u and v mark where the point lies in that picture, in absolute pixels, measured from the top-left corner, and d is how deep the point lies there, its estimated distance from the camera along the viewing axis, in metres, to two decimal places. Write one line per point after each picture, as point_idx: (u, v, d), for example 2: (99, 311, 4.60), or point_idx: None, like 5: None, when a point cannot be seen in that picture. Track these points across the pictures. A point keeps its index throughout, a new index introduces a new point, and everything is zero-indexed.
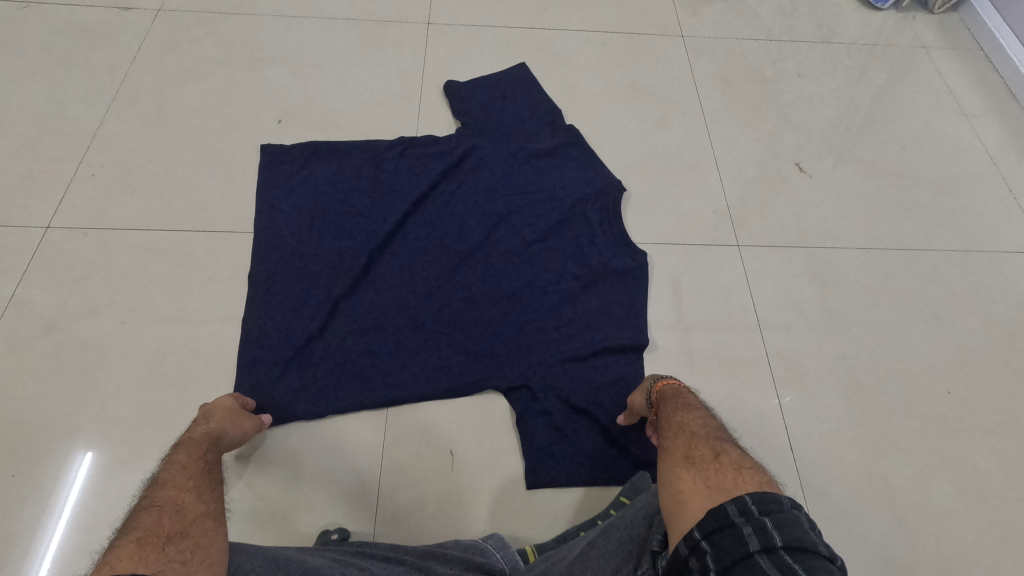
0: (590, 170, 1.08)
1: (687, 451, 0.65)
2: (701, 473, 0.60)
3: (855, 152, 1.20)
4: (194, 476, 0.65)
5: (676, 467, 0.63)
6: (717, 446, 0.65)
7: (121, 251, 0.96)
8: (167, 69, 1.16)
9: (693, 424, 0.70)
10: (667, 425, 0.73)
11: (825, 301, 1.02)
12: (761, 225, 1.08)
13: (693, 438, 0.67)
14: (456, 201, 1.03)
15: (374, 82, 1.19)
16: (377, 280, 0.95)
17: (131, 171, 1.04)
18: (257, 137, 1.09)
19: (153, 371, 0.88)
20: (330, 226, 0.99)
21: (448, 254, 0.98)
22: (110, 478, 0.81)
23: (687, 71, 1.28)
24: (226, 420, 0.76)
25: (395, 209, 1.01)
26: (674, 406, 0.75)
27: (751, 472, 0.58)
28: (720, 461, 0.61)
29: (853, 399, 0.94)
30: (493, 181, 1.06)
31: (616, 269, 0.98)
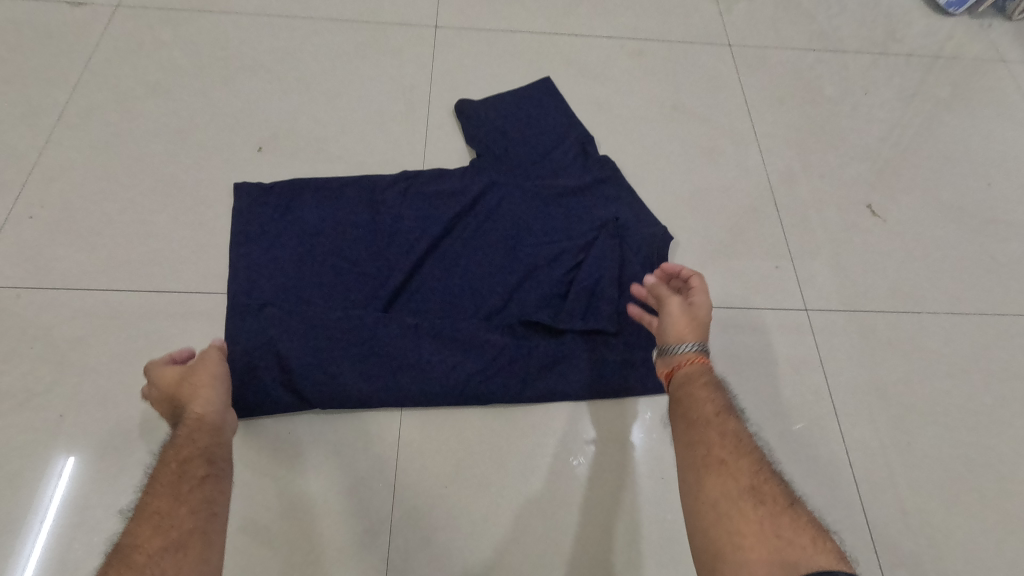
0: (631, 213, 0.90)
1: (752, 479, 0.53)
2: (770, 517, 0.49)
3: (933, 189, 1.03)
4: (178, 470, 0.55)
5: (736, 497, 0.51)
6: (782, 485, 0.53)
7: (64, 317, 0.79)
8: (125, 82, 0.97)
9: (746, 439, 0.57)
10: (706, 426, 0.58)
11: (911, 377, 0.86)
12: (831, 283, 0.92)
13: (754, 461, 0.54)
14: (471, 253, 0.86)
15: (372, 99, 1.00)
16: (379, 356, 0.78)
17: (78, 212, 0.86)
18: (232, 170, 0.91)
19: (103, 472, 0.72)
20: (320, 286, 0.82)
21: (464, 321, 0.81)
22: (86, 520, 0.69)
23: (737, 89, 1.10)
24: (208, 375, 0.65)
25: (400, 264, 0.83)
26: (719, 406, 0.60)
27: (827, 541, 0.47)
28: (795, 512, 0.50)
29: (953, 504, 0.78)
30: (515, 226, 0.88)
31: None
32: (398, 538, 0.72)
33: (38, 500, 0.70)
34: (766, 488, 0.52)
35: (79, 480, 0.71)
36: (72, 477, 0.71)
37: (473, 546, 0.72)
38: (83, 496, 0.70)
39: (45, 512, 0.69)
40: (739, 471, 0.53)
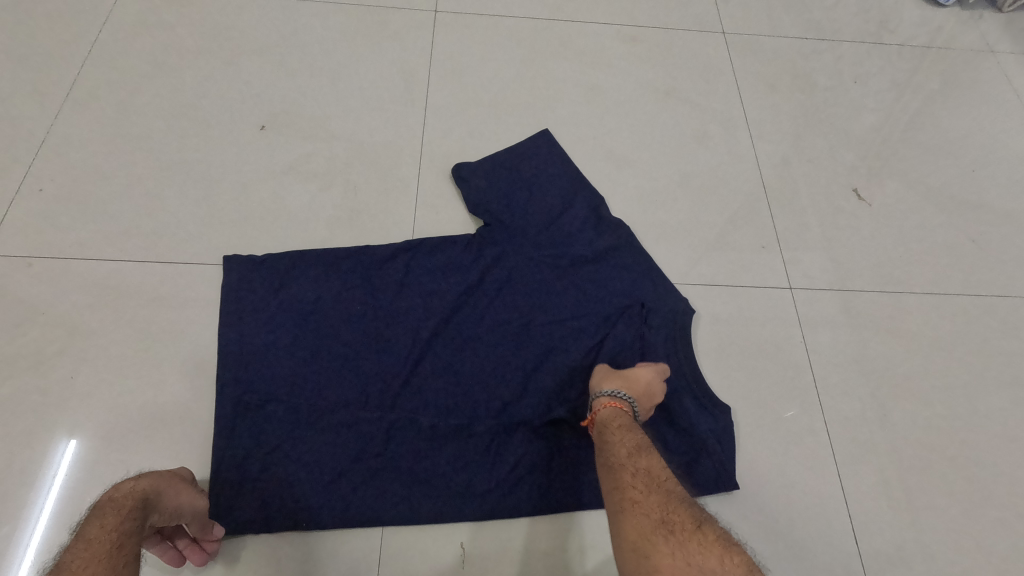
0: (647, 287, 0.86)
1: (662, 510, 0.56)
2: (681, 544, 0.52)
3: (918, 176, 1.06)
4: (101, 544, 0.51)
5: (650, 534, 0.54)
6: (694, 508, 0.57)
7: (72, 286, 0.82)
8: (132, 60, 0.99)
9: (660, 471, 0.62)
10: (630, 467, 0.62)
11: (891, 355, 0.89)
12: (817, 264, 0.94)
13: (666, 491, 0.59)
14: (481, 336, 0.81)
15: (373, 81, 1.03)
16: (387, 459, 0.73)
17: (85, 186, 0.89)
18: (237, 146, 0.94)
19: (109, 430, 0.75)
20: (319, 375, 0.77)
21: (477, 416, 0.76)
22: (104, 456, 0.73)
23: (730, 76, 1.13)
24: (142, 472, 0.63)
25: (405, 353, 0.79)
26: (634, 443, 0.66)
27: (737, 554, 0.51)
28: (704, 532, 0.53)
29: (926, 474, 0.82)
30: (527, 305, 0.83)
31: (687, 431, 0.79)
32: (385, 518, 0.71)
33: (47, 456, 0.73)
34: (677, 515, 0.55)
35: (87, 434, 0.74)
36: (81, 437, 0.74)
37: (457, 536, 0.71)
38: (89, 454, 0.73)
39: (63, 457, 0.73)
40: (651, 507, 0.57)
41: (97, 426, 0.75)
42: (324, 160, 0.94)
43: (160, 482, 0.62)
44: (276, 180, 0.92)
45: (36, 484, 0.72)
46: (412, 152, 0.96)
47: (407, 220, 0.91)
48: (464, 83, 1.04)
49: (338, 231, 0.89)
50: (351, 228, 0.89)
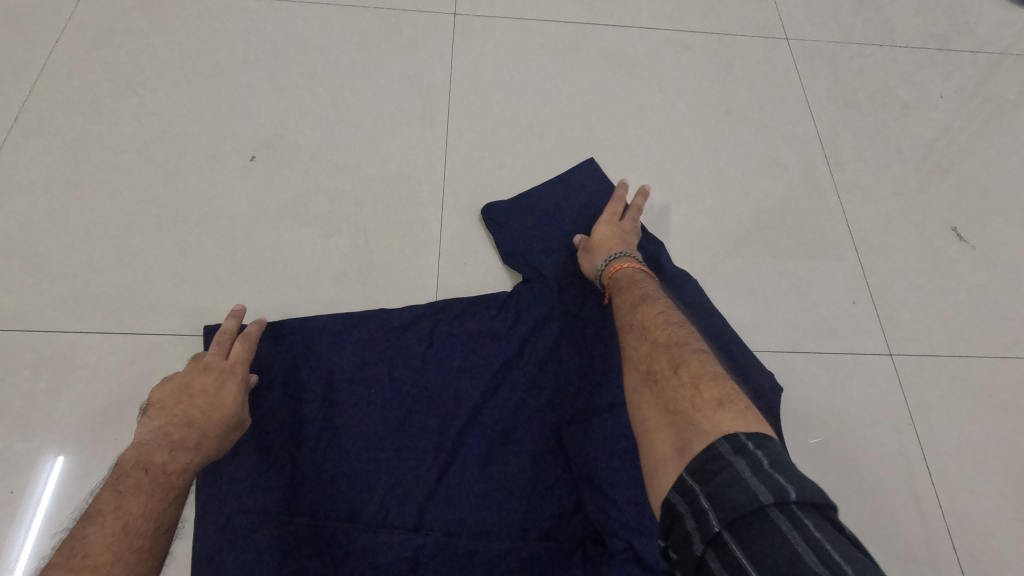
0: (725, 362, 0.69)
1: (649, 366, 0.54)
2: (661, 396, 0.50)
3: (1022, 209, 0.90)
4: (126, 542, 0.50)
5: (637, 387, 0.54)
6: (686, 348, 0.53)
7: (21, 363, 0.66)
8: (95, 75, 0.83)
9: (656, 318, 0.58)
10: (625, 325, 0.60)
11: (1014, 435, 0.74)
12: (918, 321, 0.79)
13: (658, 339, 0.55)
14: (526, 428, 0.65)
15: (383, 99, 0.86)
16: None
17: (39, 232, 0.73)
18: (221, 181, 0.78)
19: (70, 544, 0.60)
20: (324, 489, 0.61)
21: (526, 536, 0.61)
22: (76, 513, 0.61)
23: (798, 91, 0.97)
24: (207, 425, 0.58)
25: (431, 454, 0.63)
26: (633, 298, 0.62)
27: (714, 391, 0.48)
28: (681, 376, 0.50)
29: None
30: (579, 386, 0.67)
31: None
32: None
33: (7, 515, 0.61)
34: (660, 361, 0.53)
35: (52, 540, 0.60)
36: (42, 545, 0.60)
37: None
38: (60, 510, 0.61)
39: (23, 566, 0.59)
40: (640, 363, 0.55)
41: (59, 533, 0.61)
42: (329, 198, 0.78)
43: (219, 450, 0.58)
44: (271, 224, 0.76)
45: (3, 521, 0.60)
46: (433, 187, 0.81)
47: (431, 274, 0.75)
48: (493, 101, 0.88)
49: (347, 289, 0.73)
50: (363, 285, 0.74)
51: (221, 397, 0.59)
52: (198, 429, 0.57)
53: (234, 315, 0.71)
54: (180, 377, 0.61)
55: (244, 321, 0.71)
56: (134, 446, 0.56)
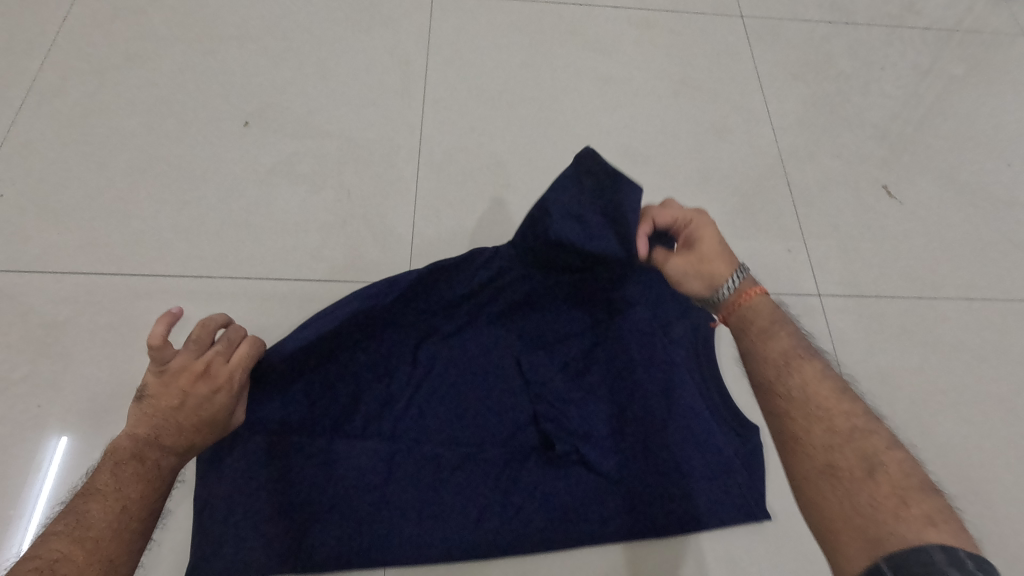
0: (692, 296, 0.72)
1: (828, 453, 0.49)
2: (852, 496, 0.47)
3: (948, 169, 0.99)
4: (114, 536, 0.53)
5: (814, 477, 0.49)
6: (872, 438, 0.49)
7: (37, 303, 0.74)
8: (100, 50, 0.91)
9: (823, 391, 0.53)
10: (789, 388, 0.53)
11: (924, 366, 0.83)
12: (845, 267, 0.88)
13: (834, 423, 0.51)
14: (487, 358, 0.71)
15: (364, 71, 0.94)
16: (390, 496, 0.67)
17: (50, 192, 0.81)
18: (215, 144, 0.86)
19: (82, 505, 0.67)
20: (304, 404, 0.66)
21: (484, 443, 0.69)
22: (92, 430, 0.70)
23: (748, 64, 1.05)
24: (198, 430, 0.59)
25: (403, 376, 0.70)
26: (779, 346, 0.56)
27: (920, 503, 0.45)
28: (879, 478, 0.47)
29: (964, 495, 0.76)
30: (541, 320, 0.71)
31: (711, 457, 0.71)
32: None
33: (32, 431, 0.69)
34: (846, 455, 0.49)
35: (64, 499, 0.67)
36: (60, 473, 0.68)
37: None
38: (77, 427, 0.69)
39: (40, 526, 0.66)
40: (814, 446, 0.50)
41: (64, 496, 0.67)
42: (314, 160, 0.86)
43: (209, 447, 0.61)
44: (262, 182, 0.84)
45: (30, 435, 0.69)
46: (408, 149, 0.89)
47: (406, 226, 0.84)
48: (464, 74, 0.96)
49: (331, 238, 0.82)
50: (345, 236, 0.82)
51: (213, 408, 0.59)
52: (192, 435, 0.59)
53: (229, 261, 0.79)
54: (179, 372, 0.60)
55: (238, 265, 0.79)
56: (129, 436, 0.58)
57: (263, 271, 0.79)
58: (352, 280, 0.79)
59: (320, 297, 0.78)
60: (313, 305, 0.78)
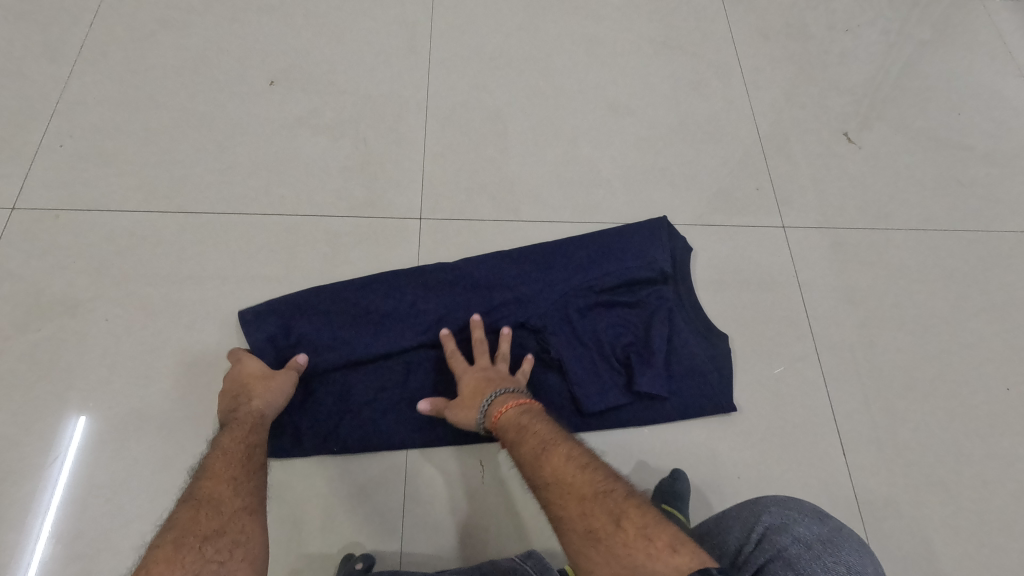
0: (663, 242, 0.88)
1: (586, 521, 0.55)
2: (611, 551, 0.52)
3: (903, 116, 1.09)
4: (229, 466, 0.62)
5: (583, 547, 0.54)
6: (613, 493, 0.56)
7: (99, 236, 0.86)
8: (139, 19, 1.01)
9: (570, 467, 0.59)
10: (542, 477, 0.60)
11: (876, 285, 0.94)
12: (807, 203, 0.99)
13: (583, 495, 0.57)
14: (500, 281, 0.84)
15: (375, 36, 1.05)
16: (409, 392, 0.78)
17: (103, 143, 0.91)
18: (246, 100, 0.97)
19: (118, 488, 0.74)
20: (344, 324, 0.80)
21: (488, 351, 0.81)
22: (154, 342, 0.81)
23: (724, 26, 1.15)
24: (269, 408, 0.71)
25: (425, 302, 0.82)
26: (540, 436, 0.63)
27: (666, 532, 0.53)
28: (625, 526, 0.53)
29: (908, 392, 0.87)
30: (539, 250, 0.86)
31: (687, 359, 0.83)
32: (416, 479, 0.76)
33: (102, 343, 0.81)
34: (597, 517, 0.55)
35: (103, 480, 0.75)
36: (123, 392, 0.79)
37: (471, 478, 0.77)
38: (141, 339, 0.81)
39: (76, 505, 0.73)
40: (574, 520, 0.56)
41: (89, 474, 0.75)
42: (333, 114, 0.97)
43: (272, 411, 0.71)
44: (288, 133, 0.95)
45: (102, 344, 0.81)
46: (417, 103, 0.99)
47: (417, 169, 0.94)
48: (466, 37, 1.06)
49: (351, 180, 0.92)
50: (363, 177, 0.93)
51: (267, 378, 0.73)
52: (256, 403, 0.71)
53: (262, 200, 0.90)
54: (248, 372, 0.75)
55: (271, 203, 0.90)
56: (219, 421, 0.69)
57: (293, 208, 0.90)
58: (371, 215, 0.90)
59: (343, 230, 0.89)
60: (337, 236, 0.89)
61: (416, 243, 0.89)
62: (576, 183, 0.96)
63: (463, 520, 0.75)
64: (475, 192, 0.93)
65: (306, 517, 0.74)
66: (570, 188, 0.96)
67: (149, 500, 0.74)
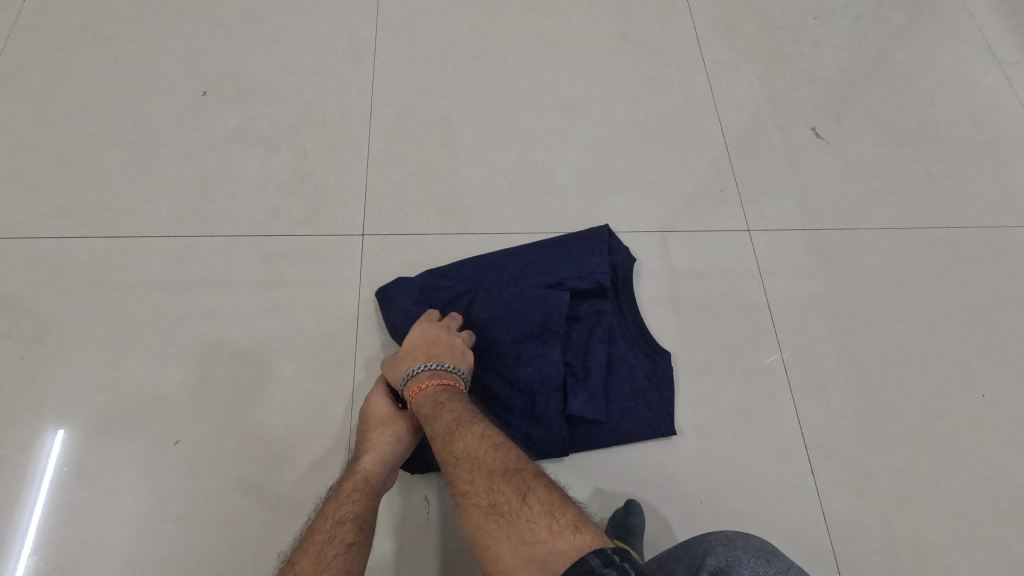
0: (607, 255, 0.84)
1: (495, 500, 0.55)
2: (515, 532, 0.51)
3: (874, 109, 1.05)
4: (329, 533, 0.57)
5: (484, 523, 0.53)
6: (525, 475, 0.56)
7: (15, 265, 0.80)
8: (62, 29, 0.95)
9: (486, 445, 0.60)
10: (456, 456, 0.60)
11: (844, 289, 0.90)
12: (772, 204, 0.95)
13: (496, 470, 0.57)
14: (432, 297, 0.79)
15: (315, 39, 0.99)
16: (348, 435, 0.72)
17: (20, 164, 0.86)
18: (176, 113, 0.91)
19: (40, 536, 0.69)
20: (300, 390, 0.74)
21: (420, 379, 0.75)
22: (75, 378, 0.76)
23: (686, 18, 1.10)
24: (387, 457, 0.67)
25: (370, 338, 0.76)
26: (450, 423, 0.63)
27: (569, 515, 0.51)
28: (534, 506, 0.52)
29: (878, 402, 0.83)
30: (471, 267, 0.82)
31: (626, 378, 0.79)
32: None
33: (18, 379, 0.75)
34: (507, 496, 0.54)
35: (43, 518, 0.69)
36: (41, 433, 0.73)
37: (418, 512, 0.72)
38: (60, 374, 0.76)
39: (12, 547, 0.68)
40: (482, 498, 0.55)
41: (68, 498, 0.70)
42: (270, 125, 0.91)
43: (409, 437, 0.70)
44: (221, 146, 0.89)
45: (17, 381, 0.75)
46: (361, 111, 0.94)
47: (360, 181, 0.89)
48: (413, 38, 1.01)
49: (289, 196, 0.87)
50: (301, 192, 0.87)
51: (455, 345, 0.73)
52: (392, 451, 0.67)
53: (193, 220, 0.85)
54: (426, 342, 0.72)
55: (201, 222, 0.85)
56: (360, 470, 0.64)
57: (225, 228, 0.84)
58: (310, 232, 0.85)
59: (280, 249, 0.84)
60: (274, 256, 0.83)
61: (358, 261, 0.84)
62: (529, 190, 0.91)
63: (410, 560, 0.70)
64: (421, 204, 0.88)
65: (241, 560, 0.70)
66: (522, 196, 0.90)
67: (64, 550, 0.68)
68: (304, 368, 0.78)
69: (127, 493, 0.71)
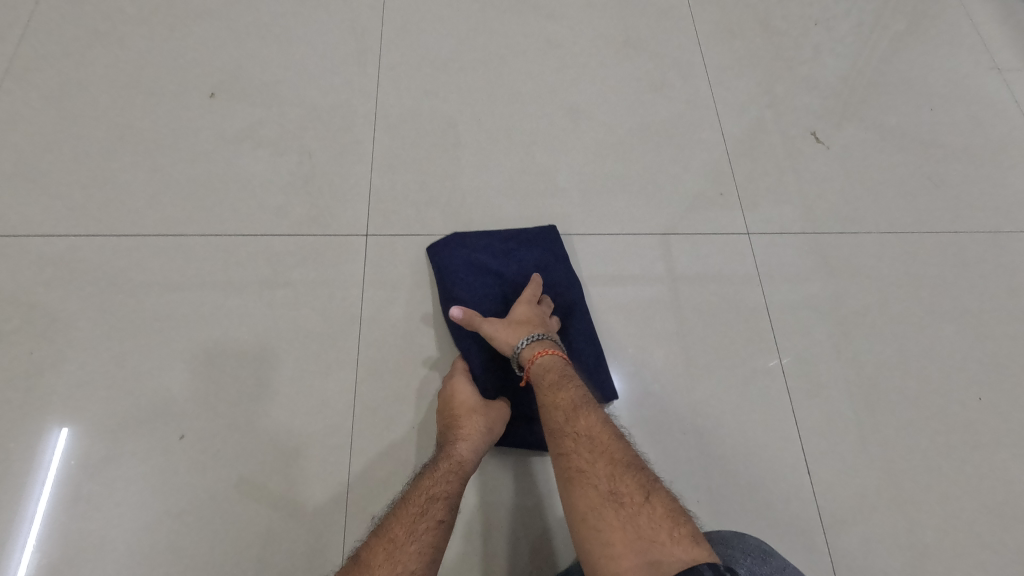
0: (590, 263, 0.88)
1: (610, 484, 0.58)
2: (630, 523, 0.54)
3: (874, 114, 1.05)
4: (423, 507, 0.62)
5: (601, 507, 0.56)
6: (644, 473, 0.59)
7: (24, 262, 0.82)
8: (73, 30, 0.97)
9: (605, 433, 0.62)
10: (569, 431, 0.63)
11: (842, 292, 0.90)
12: (772, 208, 0.96)
13: (613, 458, 0.60)
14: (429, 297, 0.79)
15: (322, 42, 1.00)
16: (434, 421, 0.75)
17: (30, 163, 0.87)
18: (183, 114, 0.92)
19: (44, 530, 0.70)
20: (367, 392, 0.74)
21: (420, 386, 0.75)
22: (82, 373, 0.77)
23: (688, 23, 1.11)
24: (478, 445, 0.69)
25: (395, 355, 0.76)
26: (569, 400, 0.66)
27: (683, 523, 0.53)
28: (651, 505, 0.55)
29: (875, 405, 0.83)
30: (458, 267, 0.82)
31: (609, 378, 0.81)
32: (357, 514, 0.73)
33: (26, 374, 0.77)
34: (625, 485, 0.57)
35: (49, 513, 0.71)
36: (49, 426, 0.74)
37: None
38: (68, 370, 0.77)
39: (19, 541, 0.69)
40: (597, 479, 0.58)
41: (73, 492, 0.72)
42: (276, 126, 0.93)
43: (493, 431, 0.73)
44: (227, 147, 0.91)
45: (26, 375, 0.77)
46: (365, 113, 0.95)
47: (365, 181, 0.90)
48: (417, 41, 1.02)
49: (293, 196, 0.88)
50: (305, 193, 0.89)
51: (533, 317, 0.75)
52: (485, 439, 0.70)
53: (199, 219, 0.86)
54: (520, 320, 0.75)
55: (207, 221, 0.86)
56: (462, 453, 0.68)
57: (231, 227, 0.86)
58: (313, 232, 0.86)
59: (284, 249, 0.85)
60: (278, 256, 0.85)
61: (360, 261, 0.85)
62: (531, 192, 0.92)
63: None
64: (423, 205, 0.89)
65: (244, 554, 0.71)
66: (523, 197, 0.92)
67: (68, 543, 0.69)
68: (305, 366, 0.79)
69: (131, 488, 0.72)
